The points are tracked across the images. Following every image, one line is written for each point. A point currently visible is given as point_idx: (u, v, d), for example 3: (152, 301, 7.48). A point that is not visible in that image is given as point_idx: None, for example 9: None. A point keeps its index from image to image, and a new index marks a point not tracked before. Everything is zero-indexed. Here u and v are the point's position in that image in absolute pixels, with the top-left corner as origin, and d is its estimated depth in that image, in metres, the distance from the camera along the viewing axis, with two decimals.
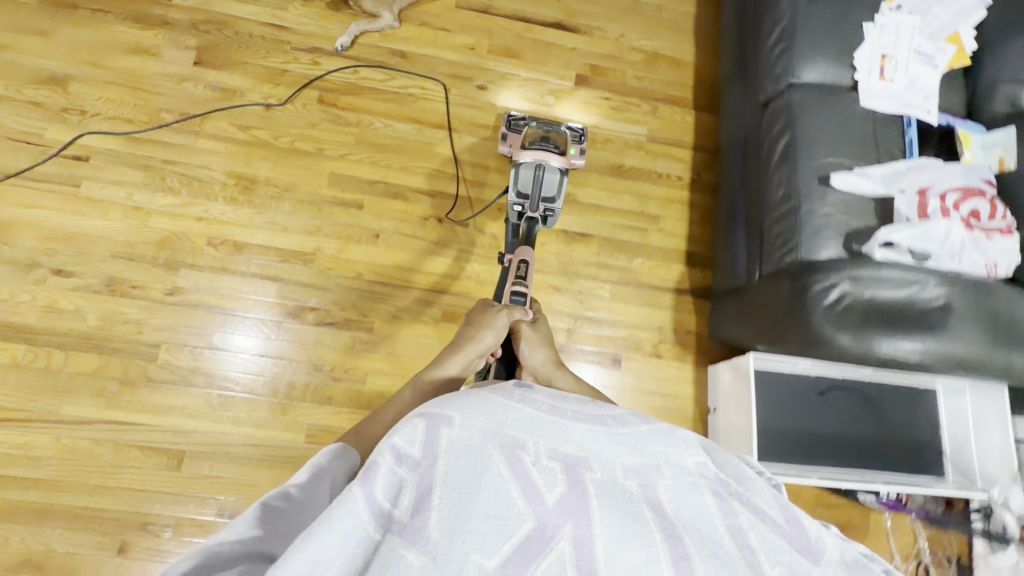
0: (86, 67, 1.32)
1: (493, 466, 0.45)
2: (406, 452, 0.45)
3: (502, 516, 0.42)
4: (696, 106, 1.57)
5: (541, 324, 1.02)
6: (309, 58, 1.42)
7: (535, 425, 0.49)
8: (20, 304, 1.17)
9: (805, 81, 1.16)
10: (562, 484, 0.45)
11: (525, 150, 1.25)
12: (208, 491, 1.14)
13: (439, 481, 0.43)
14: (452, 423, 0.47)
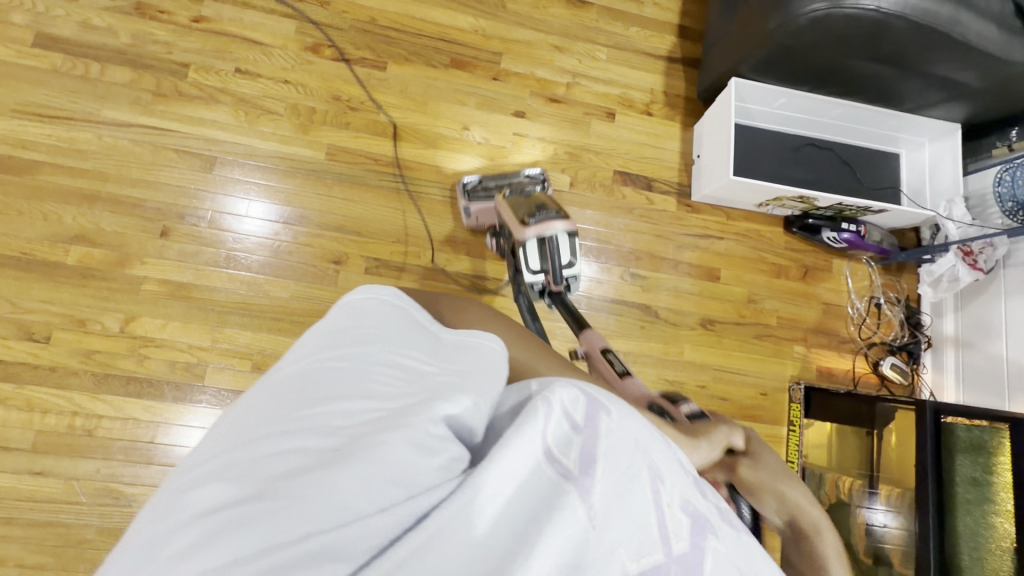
0: None
1: (641, 484, 0.38)
2: (572, 414, 0.40)
3: (640, 537, 0.36)
4: None
5: (767, 456, 0.62)
6: None
7: (680, 467, 0.43)
8: (55, 18, 1.24)
9: None
10: (691, 544, 0.38)
11: (525, 227, 1.06)
12: (251, 251, 1.24)
13: (603, 461, 0.38)
14: (613, 415, 0.41)
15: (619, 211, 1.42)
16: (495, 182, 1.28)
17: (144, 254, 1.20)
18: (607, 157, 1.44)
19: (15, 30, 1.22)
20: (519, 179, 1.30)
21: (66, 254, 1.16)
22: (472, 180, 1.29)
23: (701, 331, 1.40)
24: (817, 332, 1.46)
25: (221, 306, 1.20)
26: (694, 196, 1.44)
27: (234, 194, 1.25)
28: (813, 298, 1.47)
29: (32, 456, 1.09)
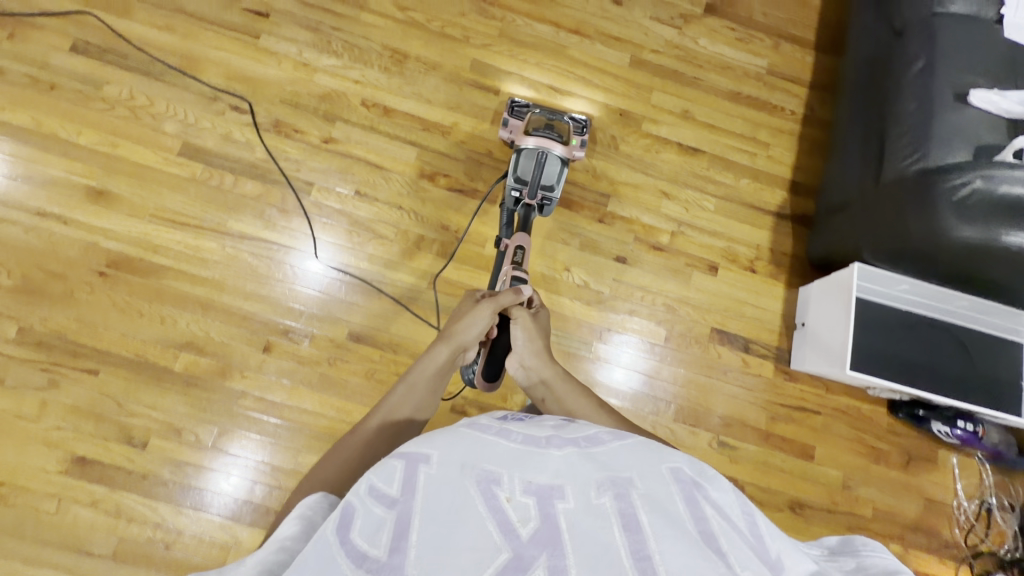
0: None
1: (469, 497, 0.49)
2: (386, 490, 0.51)
3: (479, 547, 0.45)
4: (818, 46, 1.61)
5: (540, 315, 1.14)
6: None
7: (512, 461, 0.55)
8: (202, 129, 1.33)
9: (949, 10, 1.22)
10: (535, 518, 0.48)
11: (527, 138, 1.31)
12: (343, 375, 1.25)
13: (418, 508, 0.48)
14: (430, 461, 0.54)
15: (712, 372, 1.37)
16: (540, 108, 1.38)
17: (244, 366, 1.22)
18: (704, 313, 1.40)
19: (166, 138, 1.31)
20: (563, 119, 1.38)
21: (174, 360, 1.20)
22: (523, 101, 1.39)
23: (789, 514, 1.31)
24: (916, 530, 1.34)
25: (308, 429, 1.21)
26: (792, 363, 1.37)
27: (296, 262, 1.29)
28: (914, 490, 1.36)
29: (111, 564, 1.10)
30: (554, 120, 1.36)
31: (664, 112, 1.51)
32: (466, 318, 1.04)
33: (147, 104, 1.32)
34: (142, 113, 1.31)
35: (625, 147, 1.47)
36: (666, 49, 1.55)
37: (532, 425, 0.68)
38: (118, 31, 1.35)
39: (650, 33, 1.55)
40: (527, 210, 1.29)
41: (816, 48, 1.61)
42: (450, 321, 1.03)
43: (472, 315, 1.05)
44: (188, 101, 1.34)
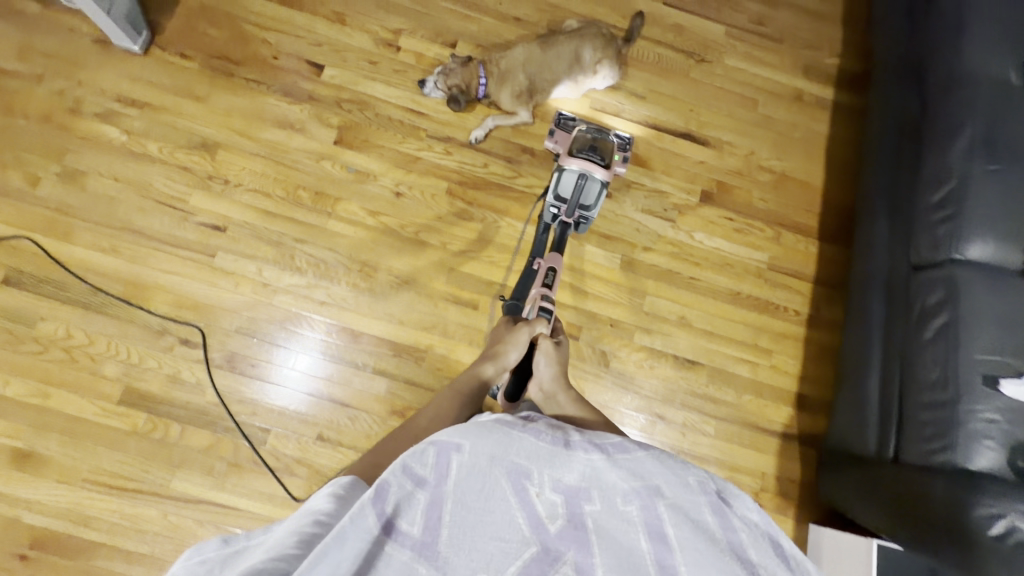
0: (233, 134, 1.36)
1: (501, 489, 0.64)
2: (420, 471, 0.63)
3: (506, 539, 0.60)
4: (821, 234, 1.51)
5: (563, 345, 1.16)
6: (441, 147, 1.43)
7: (541, 458, 0.69)
8: (146, 369, 1.20)
9: (971, 256, 1.11)
10: (562, 516, 0.64)
11: (571, 157, 1.25)
12: None
13: (450, 492, 0.62)
14: (462, 450, 0.66)
15: None
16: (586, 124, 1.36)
17: None
18: None
19: (105, 383, 1.18)
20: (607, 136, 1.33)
21: None
22: (569, 116, 1.37)
23: None
24: None
25: None
26: None
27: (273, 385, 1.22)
28: None
29: None
30: (598, 139, 1.29)
31: (658, 319, 1.39)
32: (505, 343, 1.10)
33: (86, 343, 1.19)
34: (80, 354, 1.18)
35: (616, 364, 1.35)
36: (659, 246, 1.44)
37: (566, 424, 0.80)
38: (56, 258, 1.23)
39: (642, 229, 1.44)
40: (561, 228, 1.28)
41: (819, 237, 1.51)
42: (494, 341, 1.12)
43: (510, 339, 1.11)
44: (132, 336, 1.21)
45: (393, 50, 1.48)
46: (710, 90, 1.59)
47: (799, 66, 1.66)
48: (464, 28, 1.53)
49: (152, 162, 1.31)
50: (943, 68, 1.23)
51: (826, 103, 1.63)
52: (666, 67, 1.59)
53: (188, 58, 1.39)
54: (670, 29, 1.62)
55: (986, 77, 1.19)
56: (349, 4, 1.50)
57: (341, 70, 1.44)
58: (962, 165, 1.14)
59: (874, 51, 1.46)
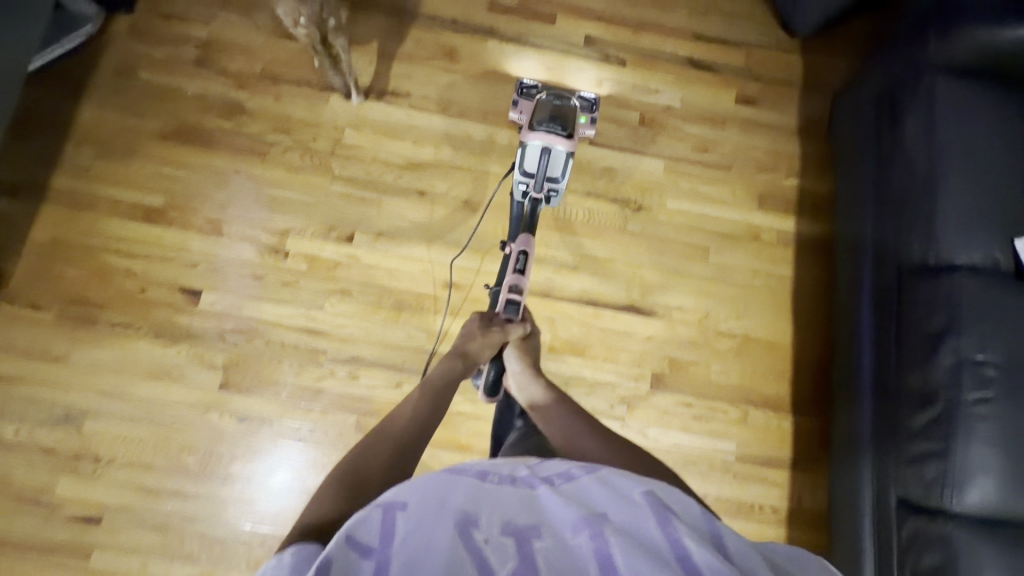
0: (101, 396, 1.18)
1: (444, 539, 0.46)
2: (360, 538, 0.46)
3: None
4: (795, 404, 1.31)
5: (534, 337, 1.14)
6: (345, 370, 1.24)
7: (485, 499, 0.52)
8: None
9: (967, 509, 0.92)
10: (513, 558, 0.46)
11: (532, 130, 1.21)
12: None
13: (397, 555, 0.45)
14: (407, 506, 0.49)
15: None
16: (548, 89, 1.32)
17: None
18: None
19: None
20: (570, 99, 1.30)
21: None
22: (530, 82, 1.35)
23: None
24: None
25: None
26: None
27: None
28: None
29: None
30: (561, 107, 1.24)
31: None
32: (475, 341, 1.06)
33: None
34: None
35: None
36: None
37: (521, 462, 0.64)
38: None
39: None
40: (533, 204, 1.25)
41: (794, 410, 1.31)
42: (463, 339, 1.07)
43: (479, 343, 1.06)
44: None
45: (281, 257, 1.29)
46: (652, 243, 1.39)
47: (753, 196, 1.44)
48: (361, 214, 1.33)
49: (10, 451, 1.14)
50: (917, 253, 1.05)
51: (788, 238, 1.42)
52: (599, 224, 1.38)
53: (42, 309, 1.21)
54: (599, 175, 1.42)
55: (968, 272, 1.00)
56: (225, 207, 1.30)
57: (221, 292, 1.26)
58: (947, 389, 0.95)
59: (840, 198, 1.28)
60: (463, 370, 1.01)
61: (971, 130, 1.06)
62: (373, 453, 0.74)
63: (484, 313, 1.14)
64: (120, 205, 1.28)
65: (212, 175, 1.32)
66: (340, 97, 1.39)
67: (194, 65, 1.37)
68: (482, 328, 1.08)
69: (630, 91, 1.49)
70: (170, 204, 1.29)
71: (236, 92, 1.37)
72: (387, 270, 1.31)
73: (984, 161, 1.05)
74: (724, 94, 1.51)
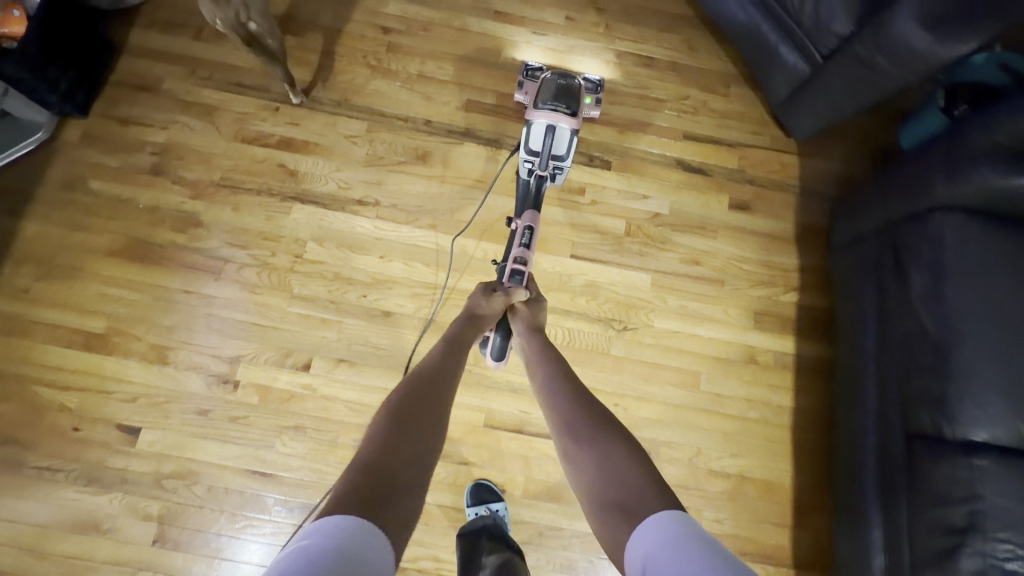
0: (21, 553, 1.07)
1: None
2: None
3: None
4: (795, 560, 1.19)
5: (538, 308, 1.10)
6: (296, 519, 1.12)
7: None
8: None
9: None
10: None
11: (537, 110, 1.25)
12: None
13: None
14: None
15: None
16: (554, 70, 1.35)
17: None
18: None
19: None
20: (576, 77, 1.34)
21: None
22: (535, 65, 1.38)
23: None
24: None
25: None
26: None
27: None
28: None
29: None
30: (566, 85, 1.27)
31: None
32: (482, 305, 1.05)
33: None
34: None
35: None
36: None
37: None
38: None
39: None
40: (538, 182, 1.28)
41: (794, 566, 1.18)
42: (469, 304, 1.06)
43: (486, 307, 1.05)
44: None
45: (230, 390, 1.18)
46: (637, 367, 1.28)
47: (748, 315, 1.34)
48: (321, 338, 1.23)
49: None
50: (928, 419, 0.94)
51: (787, 363, 1.31)
52: (580, 346, 1.28)
53: None
54: (581, 290, 1.32)
55: (987, 453, 0.88)
56: (173, 332, 1.21)
57: (163, 430, 1.15)
58: None
59: (840, 326, 1.22)
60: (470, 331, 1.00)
61: (983, 286, 0.97)
62: (413, 402, 0.78)
63: (487, 284, 1.12)
64: (59, 330, 1.19)
65: (161, 296, 1.23)
66: (304, 209, 1.31)
67: (150, 174, 1.31)
68: (485, 296, 1.07)
69: (616, 196, 1.39)
70: (112, 329, 1.20)
71: (192, 203, 1.29)
72: (347, 401, 1.20)
73: (1002, 320, 0.95)
74: (715, 200, 1.42)
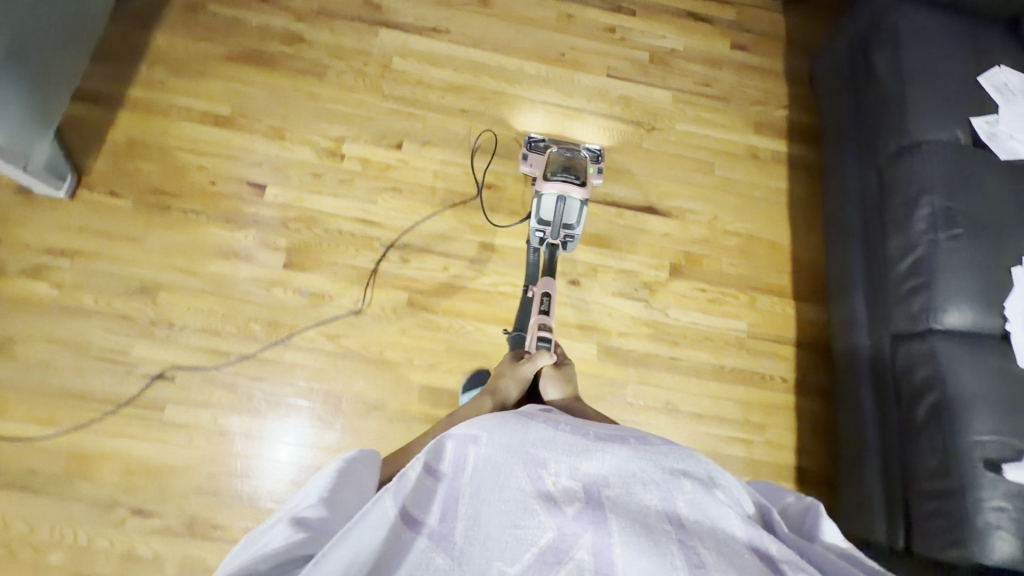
0: (173, 272, 1.29)
1: (517, 475, 0.60)
2: (435, 466, 0.62)
3: (523, 527, 0.55)
4: (797, 295, 1.48)
5: (568, 366, 1.13)
6: (398, 255, 1.37)
7: (557, 445, 0.65)
8: (96, 551, 1.09)
9: (949, 327, 1.08)
10: (581, 499, 0.59)
11: (547, 181, 1.24)
12: None
13: (467, 483, 0.60)
14: (479, 441, 0.64)
15: None
16: (557, 143, 1.37)
17: None
18: None
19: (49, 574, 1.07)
20: (580, 149, 1.35)
21: None
22: (538, 136, 1.38)
23: None
24: None
25: None
26: None
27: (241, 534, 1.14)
28: None
29: None
30: (572, 159, 1.27)
31: (644, 408, 1.34)
32: (505, 377, 1.06)
33: (26, 532, 1.08)
34: (20, 547, 1.08)
35: None
36: (634, 329, 1.39)
37: (587, 425, 0.77)
38: None
39: (615, 313, 1.40)
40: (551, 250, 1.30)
41: (796, 298, 1.48)
42: (493, 377, 1.08)
43: (512, 380, 1.06)
44: (78, 515, 1.11)
45: (338, 160, 1.44)
46: (664, 158, 1.58)
47: (750, 123, 1.66)
48: (409, 127, 1.50)
49: (88, 317, 1.23)
50: (891, 137, 1.26)
51: (781, 157, 1.63)
52: (618, 141, 1.58)
53: (120, 197, 1.33)
54: (617, 101, 1.62)
55: (933, 149, 1.20)
56: (287, 118, 1.46)
57: (285, 188, 1.39)
58: (925, 234, 1.14)
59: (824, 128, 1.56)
60: (496, 409, 1.03)
61: (927, 41, 1.30)
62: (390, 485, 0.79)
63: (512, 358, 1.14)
64: (193, 113, 1.43)
65: (275, 92, 1.48)
66: (389, 32, 1.59)
67: (259, 2, 1.56)
68: (512, 366, 1.08)
69: (640, 36, 1.71)
70: (237, 113, 1.44)
71: (297, 25, 1.55)
72: (434, 173, 1.47)
73: (941, 69, 1.27)
74: (719, 43, 1.75)
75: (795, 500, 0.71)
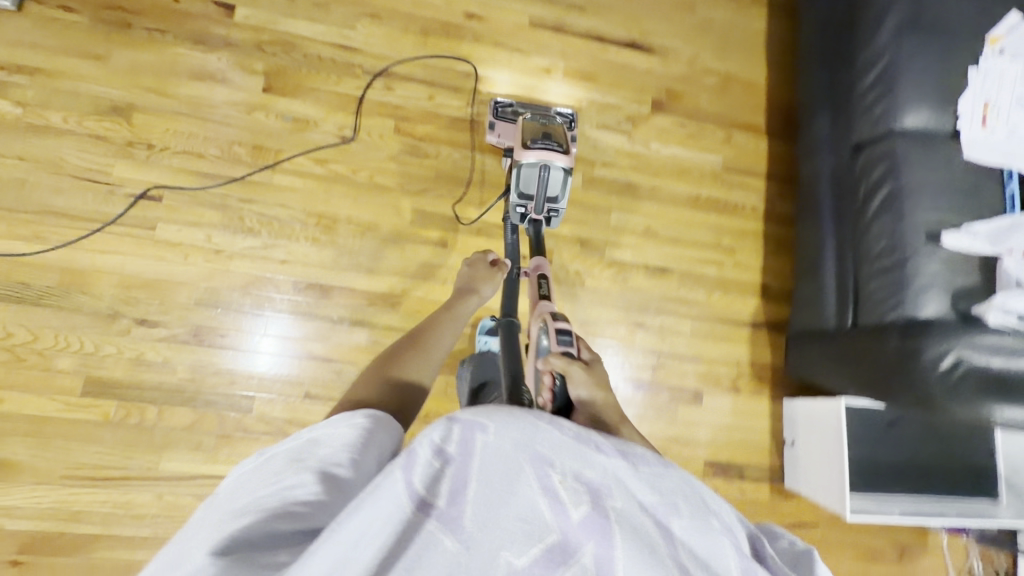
0: (145, 93, 1.23)
1: (523, 479, 0.40)
2: (443, 446, 0.41)
3: (529, 521, 0.39)
4: (769, 131, 1.55)
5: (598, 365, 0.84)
6: (381, 83, 1.34)
7: (566, 443, 0.44)
8: (105, 357, 1.13)
9: (904, 127, 1.17)
10: (588, 500, 0.41)
11: (526, 148, 1.11)
12: None
13: (473, 476, 0.40)
14: (487, 429, 0.42)
15: None
16: (526, 108, 1.31)
17: None
18: (694, 447, 1.36)
19: (62, 377, 1.10)
20: (549, 111, 1.34)
21: None
22: (506, 101, 1.32)
23: None
24: None
25: None
26: (787, 484, 1.36)
27: (246, 343, 1.19)
28: None
29: None
30: (549, 124, 1.16)
31: (626, 232, 1.42)
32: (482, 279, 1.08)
33: (32, 340, 1.10)
34: (27, 353, 1.10)
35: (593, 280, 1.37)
36: (617, 161, 1.44)
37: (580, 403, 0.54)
38: None
39: (599, 145, 1.44)
40: (535, 228, 1.21)
41: (768, 134, 1.55)
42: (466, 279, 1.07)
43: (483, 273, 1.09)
44: (82, 326, 1.13)
45: None
46: None
47: None
48: None
49: (60, 137, 1.18)
50: None
51: None
52: None
53: (74, 11, 1.23)
54: None
55: None
56: None
57: (255, 9, 1.31)
58: (890, 42, 1.20)
59: None
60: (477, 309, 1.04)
61: None
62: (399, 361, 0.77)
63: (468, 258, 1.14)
64: None
65: None
66: None
67: None
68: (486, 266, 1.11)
69: None
70: None
71: None
72: None
73: None
74: None
75: (789, 543, 0.49)
